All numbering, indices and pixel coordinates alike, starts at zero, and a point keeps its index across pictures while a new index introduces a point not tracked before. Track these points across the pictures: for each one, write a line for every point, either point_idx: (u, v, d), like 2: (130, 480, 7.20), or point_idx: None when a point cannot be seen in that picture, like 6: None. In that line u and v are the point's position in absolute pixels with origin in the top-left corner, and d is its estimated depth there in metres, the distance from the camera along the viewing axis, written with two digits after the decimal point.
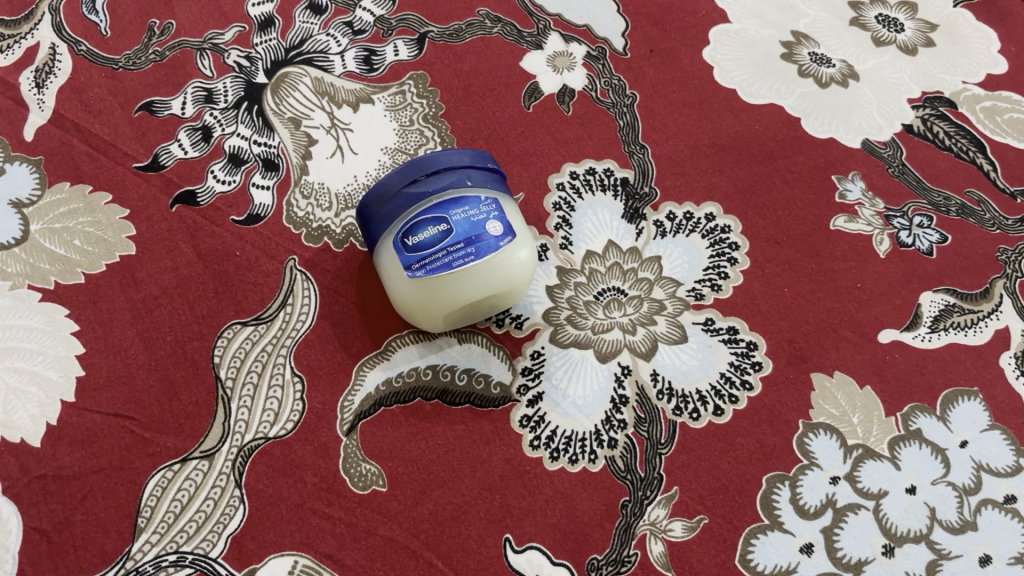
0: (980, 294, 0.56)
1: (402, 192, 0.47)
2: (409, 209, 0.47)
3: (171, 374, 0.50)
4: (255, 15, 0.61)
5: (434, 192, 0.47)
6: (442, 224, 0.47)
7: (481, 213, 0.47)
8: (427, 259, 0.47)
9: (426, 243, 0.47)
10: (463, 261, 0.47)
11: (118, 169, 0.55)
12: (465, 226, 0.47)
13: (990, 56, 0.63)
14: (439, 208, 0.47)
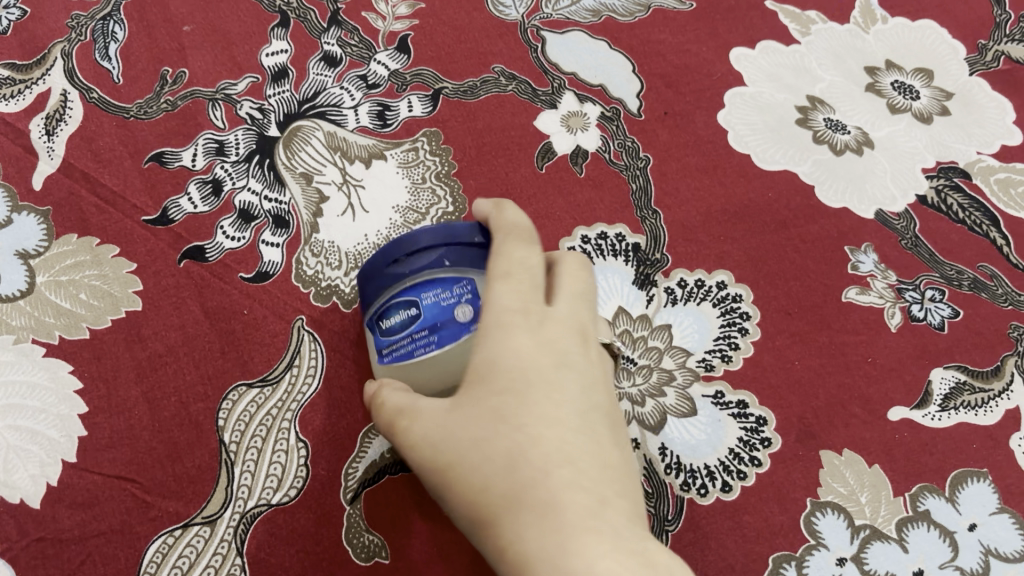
0: (991, 371, 0.55)
1: (382, 272, 0.43)
2: (385, 289, 0.43)
3: (174, 436, 0.50)
4: (269, 66, 0.60)
5: (409, 274, 0.42)
6: (412, 309, 0.41)
7: (452, 296, 0.41)
8: (394, 344, 0.42)
9: (395, 328, 0.42)
10: (426, 348, 0.41)
11: (127, 222, 0.55)
12: (433, 312, 0.41)
13: (1005, 127, 0.63)
14: (410, 290, 0.42)
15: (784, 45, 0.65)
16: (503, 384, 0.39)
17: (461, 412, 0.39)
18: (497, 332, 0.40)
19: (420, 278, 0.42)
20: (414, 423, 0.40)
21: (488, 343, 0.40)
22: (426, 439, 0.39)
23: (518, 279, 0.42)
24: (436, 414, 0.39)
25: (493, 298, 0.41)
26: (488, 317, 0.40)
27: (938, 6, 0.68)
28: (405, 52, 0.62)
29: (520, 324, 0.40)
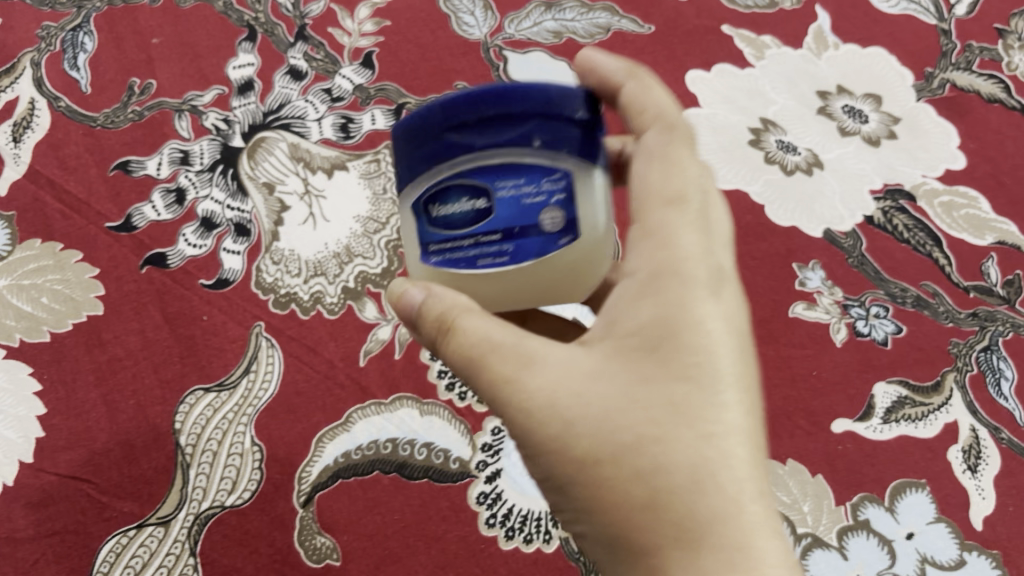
0: (931, 387, 0.57)
1: (443, 137, 0.32)
2: (445, 164, 0.32)
3: (131, 438, 0.51)
4: (236, 78, 0.61)
5: (484, 147, 0.32)
6: (482, 198, 0.32)
7: (537, 195, 0.32)
8: (447, 242, 0.33)
9: (452, 219, 0.33)
10: (494, 259, 0.33)
11: (91, 228, 0.56)
12: (508, 211, 0.32)
13: (949, 151, 0.65)
14: (481, 171, 0.32)
15: (739, 68, 0.67)
16: (673, 354, 0.31)
17: (608, 379, 0.31)
18: (673, 289, 0.32)
19: (498, 157, 0.32)
20: (529, 378, 0.32)
21: (657, 302, 0.32)
22: (547, 395, 0.31)
23: (691, 205, 0.34)
24: (565, 372, 0.32)
25: (653, 214, 0.34)
26: (648, 262, 0.33)
27: (890, 34, 0.70)
28: (370, 68, 0.63)
29: (696, 288, 0.32)
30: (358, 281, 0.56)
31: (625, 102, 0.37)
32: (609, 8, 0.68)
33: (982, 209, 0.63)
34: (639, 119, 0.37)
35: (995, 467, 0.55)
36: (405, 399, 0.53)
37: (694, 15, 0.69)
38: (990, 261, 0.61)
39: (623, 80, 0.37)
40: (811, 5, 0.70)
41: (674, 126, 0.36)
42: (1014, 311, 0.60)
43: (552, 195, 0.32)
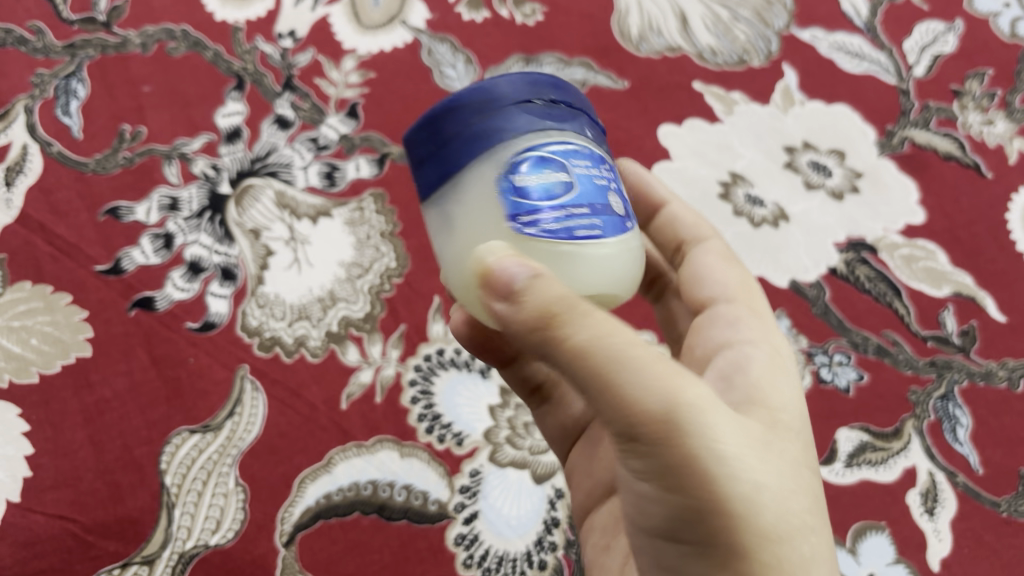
0: (891, 432, 0.60)
1: (516, 111, 0.33)
2: (523, 134, 0.32)
3: (117, 478, 0.52)
4: (224, 126, 0.63)
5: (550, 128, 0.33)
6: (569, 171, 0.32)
7: (604, 179, 0.33)
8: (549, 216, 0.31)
9: (541, 187, 0.31)
10: (593, 232, 0.31)
11: (80, 271, 0.57)
12: (591, 188, 0.32)
13: (909, 206, 0.68)
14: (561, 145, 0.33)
15: (708, 123, 0.70)
16: (796, 433, 0.34)
17: (766, 442, 0.31)
18: (784, 380, 0.36)
19: (571, 139, 0.33)
20: (716, 425, 0.28)
21: (781, 380, 0.36)
22: (720, 445, 0.28)
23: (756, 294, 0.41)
24: (728, 422, 0.29)
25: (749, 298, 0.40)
26: (762, 338, 0.38)
27: (854, 92, 0.73)
28: (355, 118, 0.65)
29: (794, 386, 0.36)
30: (341, 325, 0.58)
31: (671, 214, 0.46)
32: (585, 63, 0.71)
33: (940, 261, 0.66)
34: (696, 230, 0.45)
35: (950, 510, 0.58)
36: (385, 442, 0.54)
37: (666, 72, 0.71)
38: (947, 312, 0.64)
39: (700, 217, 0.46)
40: (779, 62, 0.73)
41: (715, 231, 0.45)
42: (970, 360, 0.63)
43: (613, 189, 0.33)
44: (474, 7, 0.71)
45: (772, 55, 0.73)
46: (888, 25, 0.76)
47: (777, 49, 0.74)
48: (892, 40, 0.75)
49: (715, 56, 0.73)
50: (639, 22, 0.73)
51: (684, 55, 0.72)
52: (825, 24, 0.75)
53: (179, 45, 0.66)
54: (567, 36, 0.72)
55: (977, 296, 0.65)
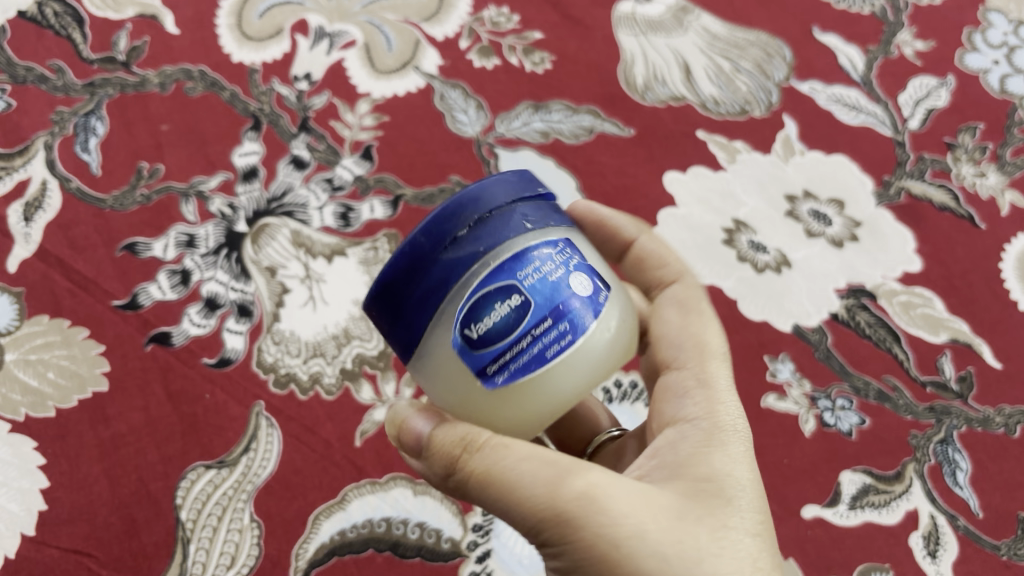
0: (893, 475, 0.61)
1: (442, 260, 0.35)
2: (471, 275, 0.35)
3: (133, 513, 0.52)
4: (240, 165, 0.64)
5: (488, 249, 0.35)
6: (508, 294, 0.34)
7: (551, 267, 0.35)
8: (503, 352, 0.34)
9: (498, 331, 0.34)
10: (559, 344, 0.34)
11: (98, 306, 0.58)
12: (543, 292, 0.34)
13: (907, 254, 0.70)
14: (501, 269, 0.34)
15: (712, 171, 0.71)
16: (741, 504, 0.35)
17: (686, 515, 0.34)
18: (730, 447, 0.37)
19: (504, 253, 0.35)
20: (606, 505, 0.33)
21: (714, 457, 0.37)
22: (605, 518, 0.33)
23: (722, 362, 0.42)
24: (640, 500, 0.34)
25: (700, 367, 0.41)
26: (704, 415, 0.39)
27: (852, 142, 0.75)
28: (369, 160, 0.66)
29: (745, 442, 0.38)
30: (355, 362, 0.58)
31: (638, 254, 0.48)
32: (592, 110, 0.72)
33: (937, 309, 0.68)
34: (661, 270, 0.46)
35: (953, 553, 0.59)
36: (398, 479, 0.55)
37: (671, 120, 0.73)
38: (945, 358, 0.66)
39: (633, 234, 0.48)
40: (779, 113, 0.75)
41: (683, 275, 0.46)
42: (968, 406, 0.64)
43: (569, 264, 0.35)
44: (485, 55, 0.73)
45: (773, 106, 0.75)
46: (883, 80, 0.78)
47: (777, 100, 0.76)
48: (887, 94, 0.78)
49: (718, 106, 0.75)
50: (644, 71, 0.75)
51: (687, 104, 0.74)
52: (823, 76, 0.78)
53: (196, 85, 0.67)
54: (575, 83, 0.73)
55: (973, 342, 0.67)
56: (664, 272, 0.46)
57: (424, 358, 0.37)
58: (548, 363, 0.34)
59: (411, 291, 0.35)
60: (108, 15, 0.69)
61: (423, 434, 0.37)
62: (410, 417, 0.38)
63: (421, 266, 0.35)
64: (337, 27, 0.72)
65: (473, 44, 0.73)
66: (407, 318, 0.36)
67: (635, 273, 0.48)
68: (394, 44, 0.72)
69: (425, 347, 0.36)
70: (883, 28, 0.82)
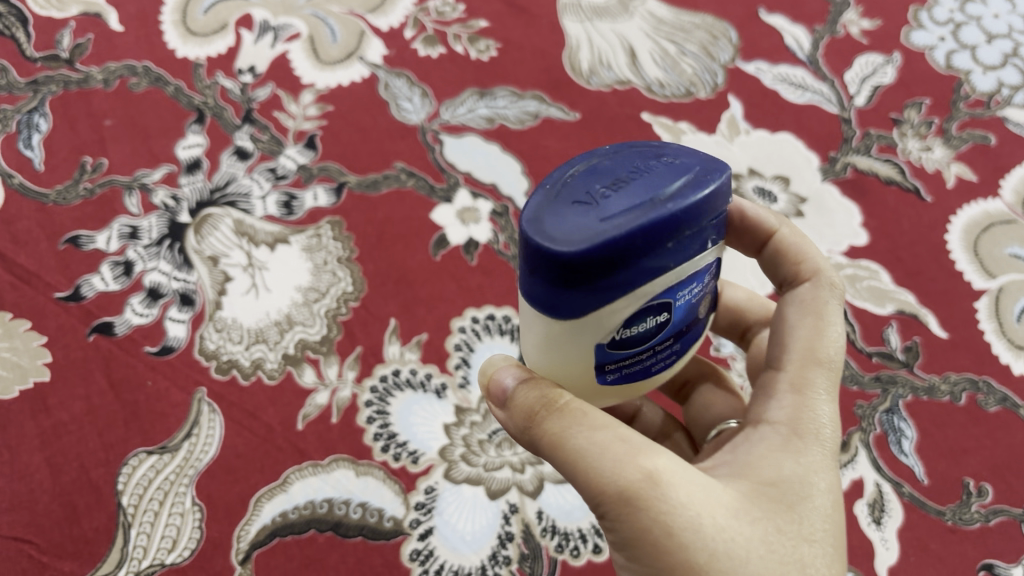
0: (839, 445, 0.61)
1: (638, 266, 0.28)
2: (643, 287, 0.29)
3: (73, 499, 0.52)
4: (184, 157, 0.65)
5: (675, 266, 0.29)
6: (662, 309, 0.31)
7: (697, 287, 0.32)
8: (626, 356, 0.33)
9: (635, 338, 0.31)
10: (663, 358, 0.35)
11: (40, 298, 0.58)
12: (682, 311, 0.32)
13: (853, 229, 0.70)
14: (670, 290, 0.30)
15: None
16: (803, 511, 0.32)
17: (746, 516, 0.31)
18: (808, 456, 0.34)
19: (681, 270, 0.30)
20: (668, 492, 0.31)
21: (788, 463, 0.34)
22: (664, 504, 0.30)
23: (832, 373, 0.37)
24: (707, 493, 0.31)
25: (803, 372, 0.36)
26: (788, 419, 0.35)
27: (798, 120, 0.75)
28: (313, 149, 0.67)
29: (830, 456, 0.34)
30: (298, 348, 0.59)
31: (775, 249, 0.42)
32: (538, 96, 0.73)
33: (883, 281, 0.68)
34: (798, 266, 0.40)
35: (897, 519, 0.59)
36: (341, 460, 0.55)
37: (616, 103, 0.73)
38: (891, 329, 0.66)
39: (777, 224, 0.42)
40: (725, 93, 0.76)
41: (820, 274, 0.40)
42: (913, 374, 0.65)
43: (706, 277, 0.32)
44: (430, 44, 0.74)
45: (719, 86, 0.76)
46: (829, 58, 0.79)
47: (723, 81, 0.76)
48: (833, 72, 0.78)
49: (663, 87, 0.75)
50: (590, 56, 0.75)
51: (633, 87, 0.74)
52: (769, 56, 0.78)
53: (140, 81, 0.68)
54: (520, 69, 0.74)
55: (919, 313, 0.67)
56: (800, 269, 0.40)
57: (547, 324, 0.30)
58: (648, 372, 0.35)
59: (591, 276, 0.28)
60: (52, 14, 0.70)
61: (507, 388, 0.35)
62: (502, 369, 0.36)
63: (616, 261, 0.27)
64: (282, 21, 0.72)
65: (418, 34, 0.74)
66: (556, 291, 0.28)
67: (771, 264, 0.42)
68: (339, 36, 0.72)
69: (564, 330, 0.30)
70: (829, 9, 0.82)
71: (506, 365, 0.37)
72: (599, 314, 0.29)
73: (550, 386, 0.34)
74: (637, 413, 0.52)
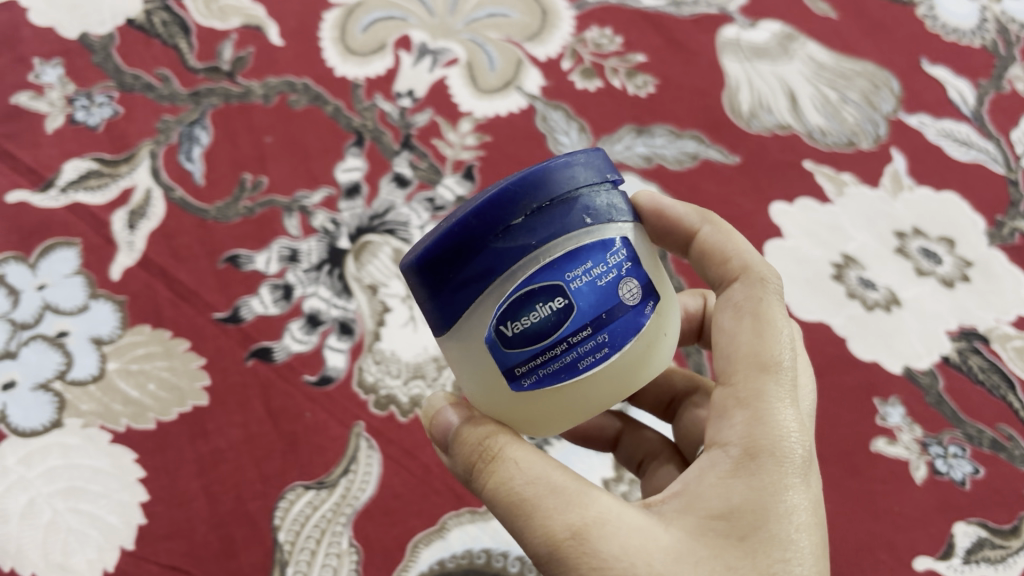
0: (1010, 529, 0.57)
1: (491, 248, 0.32)
2: (512, 268, 0.32)
3: (231, 531, 0.51)
4: (343, 180, 0.63)
5: (541, 243, 0.32)
6: (553, 295, 0.32)
7: (607, 271, 0.32)
8: (536, 356, 0.32)
9: (535, 332, 0.32)
10: (594, 355, 0.32)
11: (199, 318, 0.57)
12: (592, 296, 0.32)
13: (1022, 297, 0.67)
14: (548, 269, 0.32)
15: (820, 203, 0.69)
16: (757, 540, 0.30)
17: (687, 560, 0.30)
18: (763, 477, 0.31)
19: (558, 250, 0.32)
20: (595, 546, 0.30)
21: (735, 489, 0.31)
22: (596, 563, 0.30)
23: (784, 374, 0.34)
24: (638, 541, 0.30)
25: (749, 384, 0.33)
26: (739, 439, 0.32)
27: (963, 180, 0.72)
28: (471, 179, 0.65)
29: (792, 467, 0.32)
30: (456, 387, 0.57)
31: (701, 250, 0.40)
32: (697, 136, 0.70)
33: None
34: (724, 266, 0.39)
35: None
36: None
37: (777, 149, 0.71)
38: None
39: (698, 223, 0.41)
40: (887, 146, 0.73)
41: (749, 270, 0.37)
42: None
43: (622, 268, 0.33)
44: (588, 76, 0.72)
45: (881, 139, 0.73)
46: (995, 115, 0.76)
47: (885, 133, 0.73)
48: (1000, 129, 0.75)
49: (825, 136, 0.72)
50: (750, 98, 0.73)
51: (794, 133, 0.72)
52: (931, 110, 0.75)
53: (300, 98, 0.66)
54: (680, 108, 0.72)
55: None
56: (727, 267, 0.39)
57: (450, 347, 0.34)
58: (578, 375, 0.32)
59: (448, 272, 0.32)
60: (213, 24, 0.69)
61: (450, 433, 0.36)
62: (444, 410, 0.37)
63: (464, 250, 0.32)
64: (440, 44, 0.71)
65: (576, 65, 0.72)
66: (437, 304, 0.33)
67: (700, 266, 0.41)
68: (497, 63, 0.71)
69: (464, 333, 0.33)
70: (994, 62, 0.79)
71: (444, 402, 0.38)
72: (482, 312, 0.32)
73: (487, 430, 0.34)
74: (620, 434, 0.52)
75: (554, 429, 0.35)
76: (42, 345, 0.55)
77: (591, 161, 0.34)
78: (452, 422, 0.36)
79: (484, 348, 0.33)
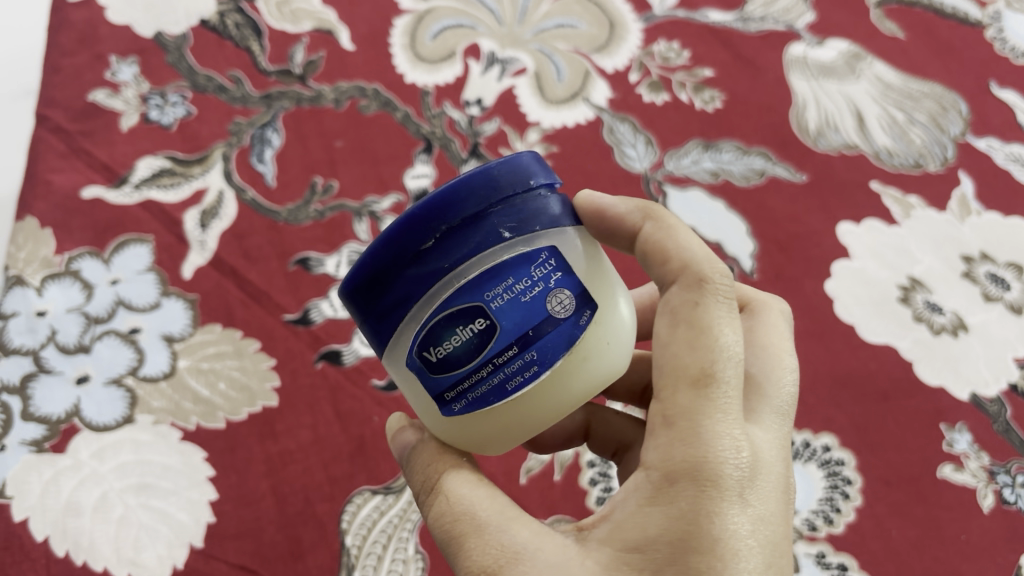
0: None
1: (405, 274, 0.32)
2: (431, 292, 0.32)
3: (298, 533, 0.51)
4: (413, 187, 0.63)
5: (454, 266, 0.32)
6: (474, 317, 0.32)
7: (529, 286, 0.32)
8: (462, 380, 0.33)
9: (457, 355, 0.32)
10: (523, 374, 0.32)
11: (270, 319, 0.57)
12: (513, 313, 0.32)
13: None
14: (466, 290, 0.32)
15: (887, 224, 0.68)
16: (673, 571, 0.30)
17: None
18: (682, 503, 0.31)
19: (474, 270, 0.32)
20: None
21: (653, 516, 0.31)
22: None
23: (716, 388, 0.32)
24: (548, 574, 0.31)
25: (675, 403, 0.32)
26: (660, 463, 0.32)
27: None
28: None
29: (715, 491, 0.31)
30: None
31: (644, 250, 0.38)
32: (764, 153, 0.70)
33: None
34: (665, 265, 0.36)
35: None
36: (562, 521, 0.53)
37: (845, 169, 0.70)
38: None
39: (640, 222, 0.38)
40: (955, 169, 0.71)
41: (688, 270, 0.35)
42: None
43: (551, 281, 0.33)
44: (655, 89, 0.72)
45: (949, 161, 0.72)
46: None
47: (953, 156, 0.72)
48: None
49: (891, 157, 0.72)
50: (817, 116, 0.73)
51: (861, 153, 0.71)
52: (1000, 133, 0.74)
53: (370, 104, 0.67)
54: (747, 124, 0.71)
55: None
56: (668, 269, 0.36)
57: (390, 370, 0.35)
58: (507, 395, 0.33)
59: (371, 302, 0.33)
60: (286, 27, 0.69)
61: (406, 457, 0.38)
62: (400, 431, 0.39)
63: (382, 278, 0.33)
64: (509, 53, 0.71)
65: (643, 78, 0.72)
66: (370, 329, 0.34)
67: (644, 268, 0.38)
68: (565, 75, 0.71)
69: (396, 359, 0.34)
70: None
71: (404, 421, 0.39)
72: (406, 338, 0.33)
73: (434, 457, 0.36)
74: (589, 426, 0.48)
75: (501, 447, 0.35)
76: (115, 340, 0.56)
77: (512, 168, 0.33)
78: (407, 441, 0.38)
79: (414, 375, 0.34)
